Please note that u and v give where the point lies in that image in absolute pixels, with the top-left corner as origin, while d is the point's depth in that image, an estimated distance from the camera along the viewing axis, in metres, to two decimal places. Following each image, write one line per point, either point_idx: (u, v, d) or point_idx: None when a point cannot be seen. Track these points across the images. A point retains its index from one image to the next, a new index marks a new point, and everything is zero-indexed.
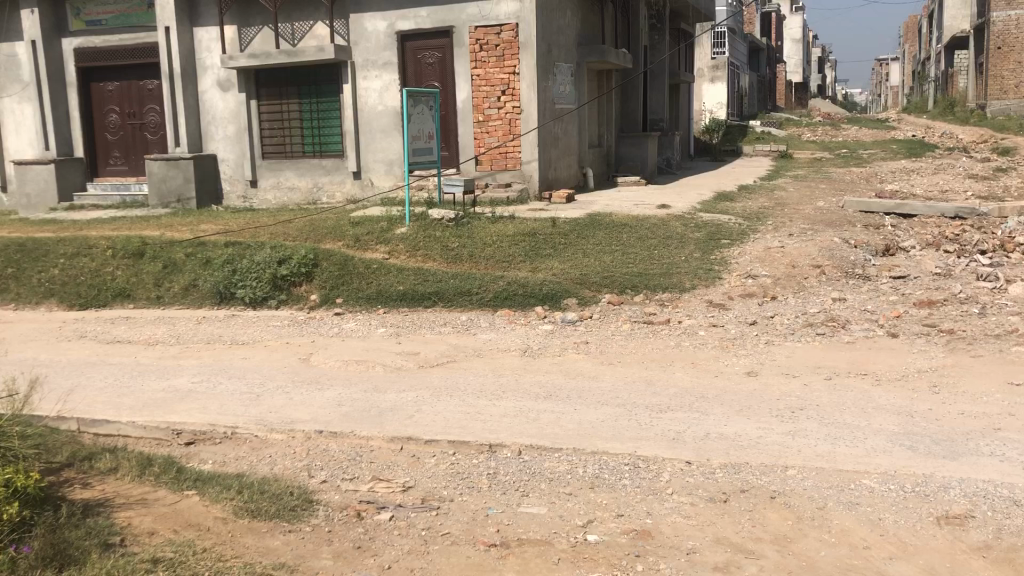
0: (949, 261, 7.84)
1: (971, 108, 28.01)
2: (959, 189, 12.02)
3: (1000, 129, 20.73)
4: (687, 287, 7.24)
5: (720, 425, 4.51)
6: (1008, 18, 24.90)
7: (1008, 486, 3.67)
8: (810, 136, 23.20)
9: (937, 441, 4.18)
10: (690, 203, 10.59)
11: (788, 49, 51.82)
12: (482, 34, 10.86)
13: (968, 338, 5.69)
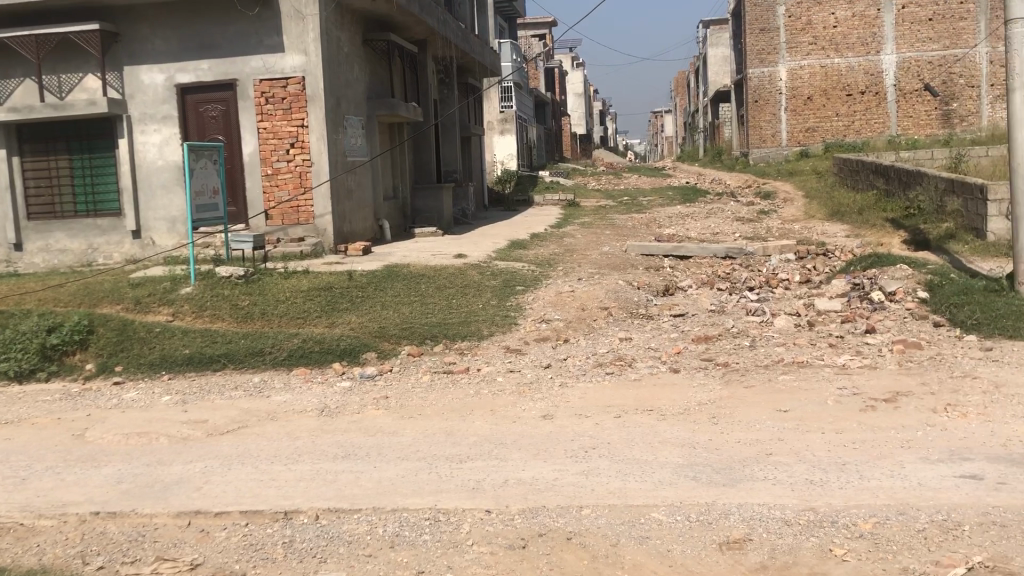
0: (722, 298, 8.43)
1: (736, 155, 30.49)
2: (728, 231, 12.99)
3: (762, 175, 22.63)
4: (485, 334, 7.34)
5: (518, 470, 4.57)
6: (763, 75, 27.14)
7: (780, 507, 3.93)
8: (595, 185, 24.36)
9: (717, 469, 4.43)
10: (485, 251, 10.81)
11: (572, 103, 54.50)
12: (267, 87, 10.68)
13: (741, 370, 6.12)
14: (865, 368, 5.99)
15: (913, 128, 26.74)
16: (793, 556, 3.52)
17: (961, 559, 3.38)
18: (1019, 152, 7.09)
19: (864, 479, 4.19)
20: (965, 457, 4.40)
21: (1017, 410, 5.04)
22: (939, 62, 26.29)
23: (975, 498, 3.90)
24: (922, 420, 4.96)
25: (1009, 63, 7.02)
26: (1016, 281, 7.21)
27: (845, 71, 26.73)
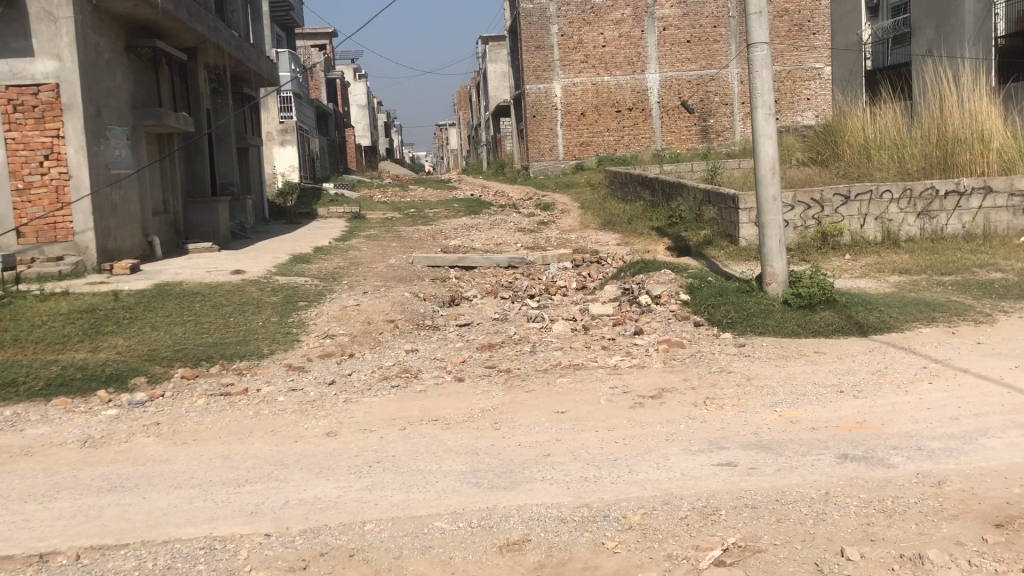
0: (505, 306, 8.66)
1: (517, 168, 31.41)
2: (510, 241, 13.34)
3: (541, 187, 23.44)
4: (265, 353, 7.12)
5: (299, 491, 4.46)
6: (540, 91, 27.98)
7: (558, 506, 4.08)
8: (381, 197, 24.25)
9: (498, 473, 4.53)
10: (265, 267, 10.48)
11: (356, 114, 54.03)
12: (15, 94, 9.82)
13: (522, 375, 6.31)
14: (634, 368, 6.35)
15: (676, 142, 28.69)
16: (568, 553, 3.66)
17: (718, 541, 3.64)
18: (764, 164, 7.78)
19: (633, 473, 4.43)
20: (722, 445, 4.78)
21: (765, 399, 5.53)
22: (697, 81, 28.40)
23: (730, 484, 4.24)
24: (685, 413, 5.33)
25: (754, 84, 7.66)
26: (764, 282, 7.92)
27: (615, 88, 28.24)
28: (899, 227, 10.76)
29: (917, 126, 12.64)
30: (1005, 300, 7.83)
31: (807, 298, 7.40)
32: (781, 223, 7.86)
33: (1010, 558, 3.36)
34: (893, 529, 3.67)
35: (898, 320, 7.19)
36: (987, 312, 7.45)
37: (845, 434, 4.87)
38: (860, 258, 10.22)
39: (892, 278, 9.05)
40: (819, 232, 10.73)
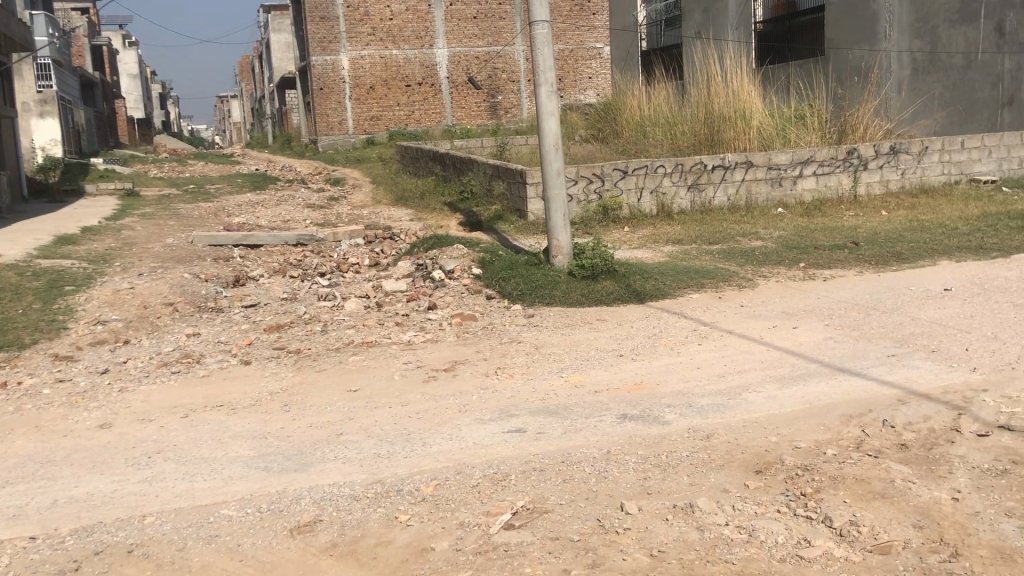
0: (294, 286, 8.44)
1: (305, 142, 30.57)
2: (298, 218, 12.99)
3: (331, 162, 22.95)
4: (27, 343, 6.54)
5: (69, 488, 4.15)
6: (326, 62, 27.24)
7: (350, 484, 4.04)
8: (157, 173, 22.79)
9: (288, 456, 4.42)
10: (24, 249, 9.60)
11: (126, 84, 50.52)
12: None
13: (312, 355, 6.17)
14: (428, 342, 6.39)
15: (465, 118, 28.98)
16: (360, 529, 3.64)
17: (508, 505, 3.75)
18: (547, 140, 8.00)
19: (427, 446, 4.47)
20: (512, 413, 4.91)
21: (552, 367, 5.74)
22: (484, 57, 28.79)
23: (519, 449, 4.37)
24: (477, 384, 5.43)
25: (535, 60, 7.83)
26: (550, 255, 8.18)
27: (403, 62, 28.04)
28: (672, 200, 11.43)
29: (686, 105, 13.43)
30: (764, 266, 8.53)
31: (590, 269, 7.72)
32: (565, 196, 8.12)
33: (768, 500, 3.68)
34: (667, 482, 3.92)
35: (672, 288, 7.66)
36: (749, 278, 8.08)
37: (625, 395, 5.15)
38: (638, 230, 10.76)
39: (667, 248, 9.61)
40: (600, 206, 11.18)
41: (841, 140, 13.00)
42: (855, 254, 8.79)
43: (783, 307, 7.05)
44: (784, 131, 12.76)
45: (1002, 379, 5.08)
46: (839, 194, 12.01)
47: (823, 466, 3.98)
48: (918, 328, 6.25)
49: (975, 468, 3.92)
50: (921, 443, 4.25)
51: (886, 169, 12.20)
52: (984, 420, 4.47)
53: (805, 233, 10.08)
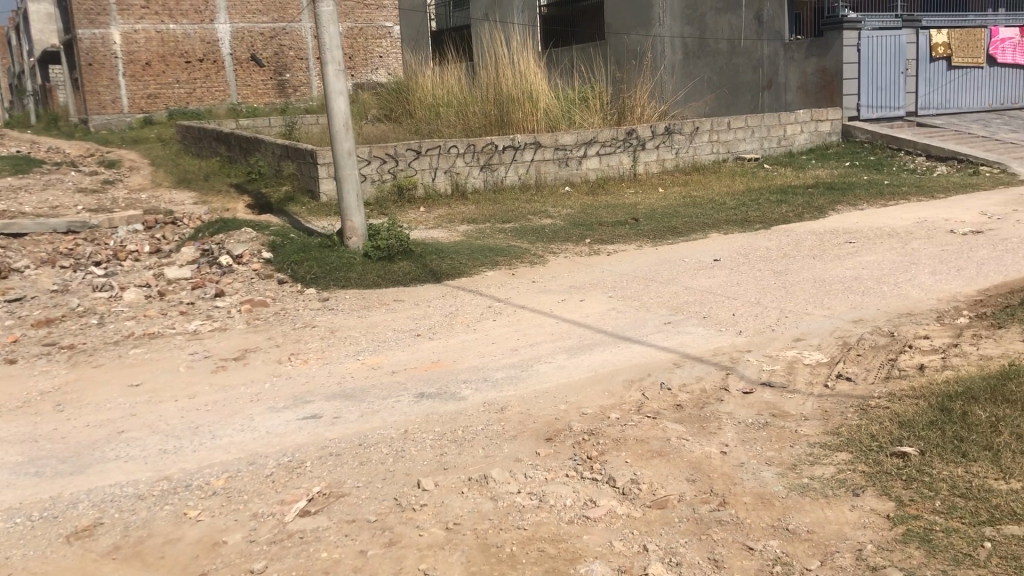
0: (65, 277, 7.85)
1: (74, 122, 28.27)
2: (67, 204, 12.04)
3: (104, 143, 21.39)
4: None
5: None
6: (93, 36, 25.28)
7: (133, 484, 3.84)
8: None
9: (63, 459, 4.14)
10: None
11: None
12: None
13: (88, 351, 5.78)
14: (215, 331, 6.15)
15: (252, 96, 27.96)
16: (146, 530, 3.47)
17: (302, 493, 3.70)
18: (337, 120, 7.85)
19: (217, 438, 4.32)
20: (306, 399, 4.84)
21: (347, 350, 5.69)
22: (270, 34, 27.94)
23: (314, 435, 4.32)
24: (269, 371, 5.30)
25: (321, 39, 7.66)
26: (344, 237, 8.05)
27: (182, 38, 26.51)
28: (466, 180, 11.57)
29: (476, 86, 13.61)
30: (554, 243, 8.84)
31: (385, 250, 7.70)
32: (357, 177, 8.01)
33: (556, 466, 3.85)
34: (462, 456, 4.01)
35: (467, 266, 7.78)
36: (540, 255, 8.34)
37: (421, 374, 5.20)
38: (433, 210, 10.80)
39: (461, 227, 9.74)
40: (395, 186, 11.12)
41: (620, 121, 13.67)
42: (635, 230, 9.28)
43: (571, 281, 7.36)
44: (569, 112, 13.23)
45: (764, 340, 5.57)
46: (621, 173, 12.62)
47: (607, 430, 4.21)
48: (692, 296, 6.72)
49: (741, 422, 4.29)
50: (695, 402, 4.59)
51: (662, 149, 12.96)
52: (749, 378, 4.90)
53: (591, 210, 10.52)
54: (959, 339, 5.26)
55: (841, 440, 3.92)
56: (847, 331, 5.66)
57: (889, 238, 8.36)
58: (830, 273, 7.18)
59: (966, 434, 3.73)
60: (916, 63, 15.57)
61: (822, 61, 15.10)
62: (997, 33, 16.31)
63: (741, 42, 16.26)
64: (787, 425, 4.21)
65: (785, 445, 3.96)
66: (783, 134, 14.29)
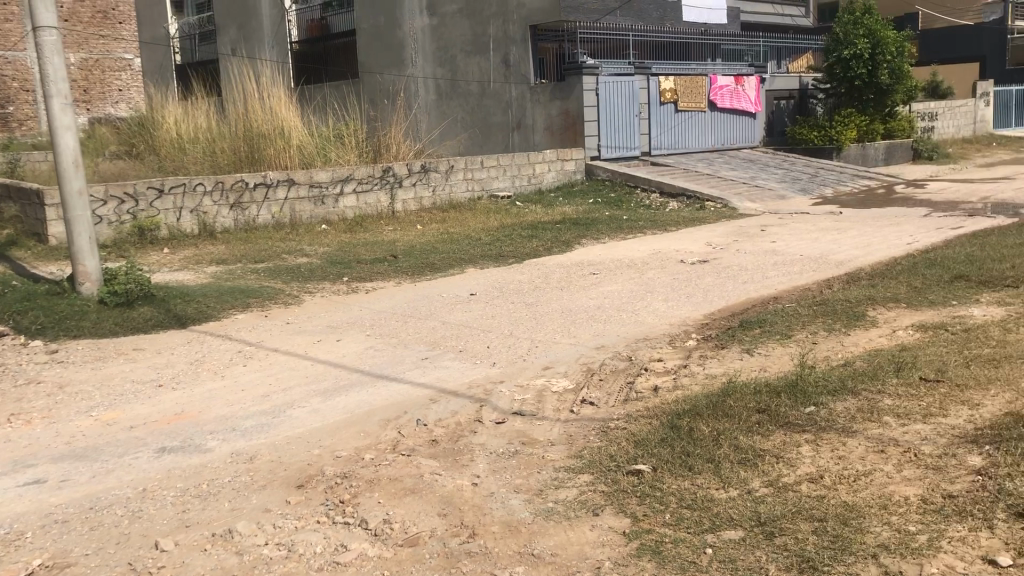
0: None
1: None
2: None
3: None
4: None
5: None
6: None
7: None
8: None
9: None
10: None
11: None
12: None
13: None
14: None
15: None
16: None
17: (21, 567, 3.36)
18: (64, 158, 7.29)
19: None
20: (29, 463, 4.40)
21: (79, 406, 5.25)
22: None
23: (37, 502, 3.94)
24: None
25: (43, 70, 7.10)
26: (75, 283, 7.44)
27: None
28: (215, 219, 11.11)
29: (225, 122, 13.18)
30: (309, 282, 8.67)
31: (123, 295, 7.20)
32: (89, 218, 7.48)
33: (307, 513, 3.75)
34: (206, 511, 3.81)
35: (216, 309, 7.46)
36: (294, 294, 8.17)
37: (162, 427, 4.88)
38: (179, 251, 10.26)
39: (210, 268, 9.33)
40: (135, 227, 10.44)
41: (376, 159, 13.74)
42: (392, 267, 9.31)
43: (328, 320, 7.26)
44: (323, 149, 13.10)
45: (516, 370, 5.75)
46: (378, 211, 12.62)
47: (360, 471, 4.16)
48: (448, 331, 6.82)
49: (493, 452, 4.39)
50: (449, 436, 4.65)
51: (419, 186, 13.13)
52: (501, 409, 5.03)
53: (348, 248, 10.43)
54: (688, 360, 5.72)
55: (584, 463, 4.12)
56: (591, 357, 5.97)
57: (628, 269, 8.94)
58: (576, 303, 7.57)
59: (692, 449, 4.04)
60: (648, 107, 16.88)
61: (564, 103, 15.96)
62: (714, 81, 18.11)
63: (491, 84, 17.00)
64: (535, 452, 4.37)
65: (533, 472, 4.10)
66: (532, 172, 14.91)
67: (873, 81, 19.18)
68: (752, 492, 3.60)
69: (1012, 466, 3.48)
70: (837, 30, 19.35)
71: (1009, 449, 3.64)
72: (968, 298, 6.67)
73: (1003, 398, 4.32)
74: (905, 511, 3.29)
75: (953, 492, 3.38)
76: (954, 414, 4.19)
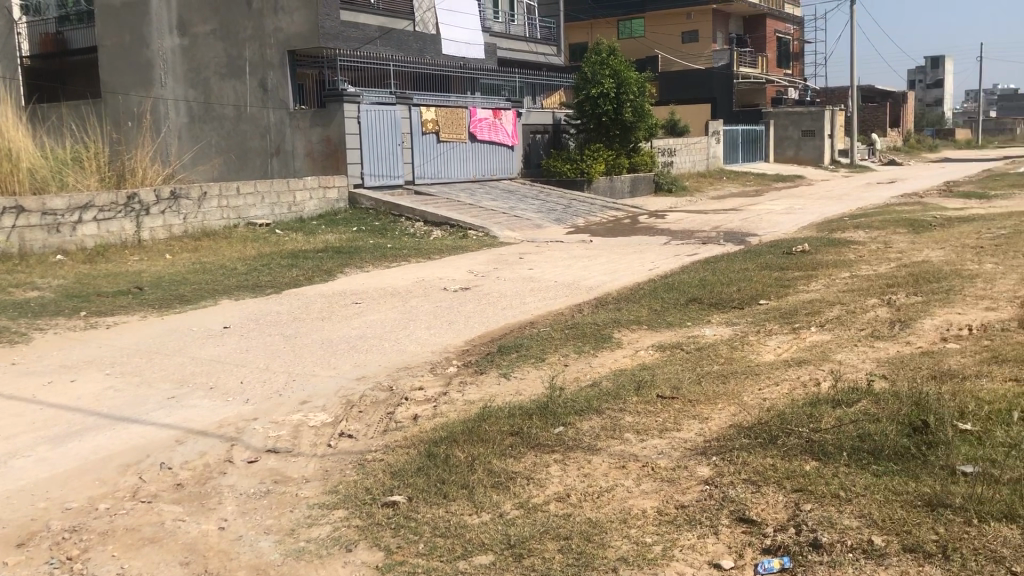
0: None
1: None
2: None
3: None
4: None
5: None
6: None
7: None
8: None
9: None
10: None
11: None
12: None
13: None
14: None
15: None
16: None
17: None
18: None
19: None
20: None
21: None
22: None
23: None
24: None
25: None
26: None
27: None
28: None
29: None
30: (40, 318, 7.93)
31: None
32: None
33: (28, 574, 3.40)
34: None
35: None
36: (22, 332, 7.43)
37: None
38: None
39: None
40: None
41: (120, 184, 12.88)
42: (138, 299, 8.74)
43: (61, 360, 6.66)
44: (59, 173, 12.11)
45: (270, 406, 5.54)
46: (123, 239, 11.80)
47: (93, 524, 3.84)
48: (198, 367, 6.47)
49: (242, 494, 4.19)
50: (196, 479, 4.40)
51: (168, 214, 12.44)
52: (253, 447, 4.83)
53: (88, 279, 9.67)
54: (447, 387, 5.76)
55: (339, 498, 4.03)
56: (350, 389, 5.87)
57: (390, 297, 8.93)
58: (337, 334, 7.45)
59: (447, 476, 4.07)
60: (411, 137, 17.01)
61: (326, 130, 15.73)
62: (474, 113, 18.60)
63: (247, 109, 16.48)
64: (288, 489, 4.22)
65: (285, 510, 3.96)
66: (292, 200, 14.50)
67: (618, 118, 20.50)
68: (503, 516, 3.68)
69: (735, 474, 3.79)
70: (585, 69, 20.53)
71: (732, 458, 3.97)
72: (701, 319, 7.24)
73: (728, 411, 4.71)
74: (643, 524, 3.49)
75: (684, 502, 3.63)
76: (686, 428, 4.52)
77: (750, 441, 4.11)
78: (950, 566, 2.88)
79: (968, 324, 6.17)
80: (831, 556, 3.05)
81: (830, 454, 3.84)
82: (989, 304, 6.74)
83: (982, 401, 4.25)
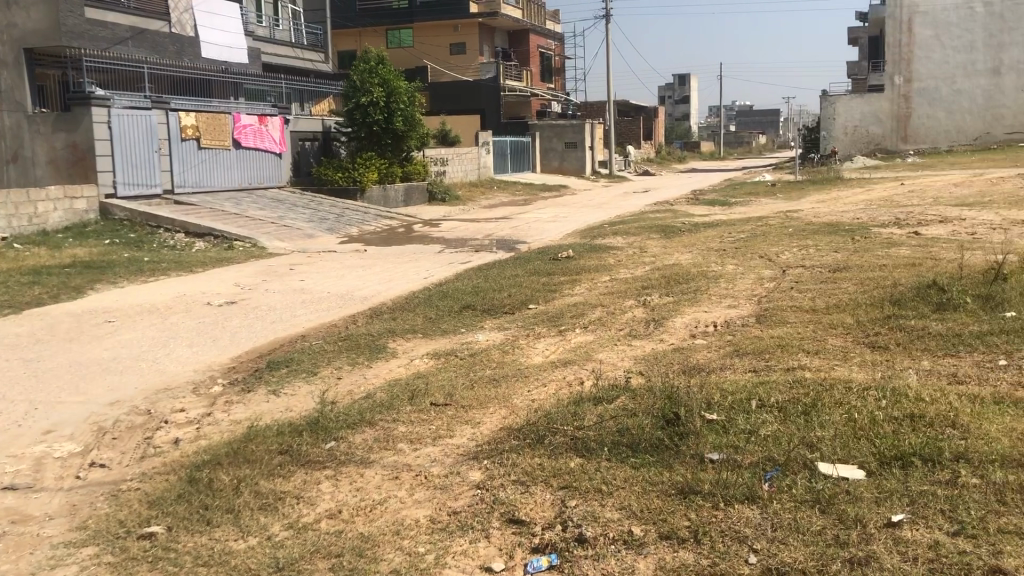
0: None
1: None
2: None
3: None
4: None
5: None
6: None
7: None
8: None
9: None
10: None
11: None
12: None
13: None
14: None
15: None
16: None
17: None
18: None
19: None
20: None
21: None
22: None
23: None
24: None
25: None
26: None
27: None
28: None
29: None
30: None
31: None
32: None
33: None
34: None
35: None
36: None
37: None
38: None
39: None
40: None
41: None
42: None
43: None
44: None
45: (8, 439, 5.01)
46: None
47: None
48: None
49: None
50: None
51: None
52: None
53: None
54: (212, 408, 5.47)
55: (88, 534, 3.71)
56: (101, 415, 5.43)
57: (148, 314, 8.37)
58: (86, 356, 6.87)
59: (210, 501, 3.87)
60: (169, 143, 16.07)
61: (71, 136, 14.51)
62: (238, 120, 17.89)
63: None
64: (28, 529, 3.83)
65: (25, 553, 3.59)
66: (34, 211, 13.08)
67: (389, 127, 20.47)
68: (272, 538, 3.54)
69: (505, 476, 3.87)
70: (354, 77, 20.31)
71: (502, 461, 4.05)
72: (473, 325, 7.35)
73: (498, 414, 4.81)
74: (415, 534, 3.48)
75: (456, 509, 3.65)
76: (459, 434, 4.56)
77: (519, 443, 4.22)
78: (700, 549, 3.08)
79: (713, 321, 6.68)
80: (595, 549, 3.18)
81: (592, 450, 4.02)
82: (731, 303, 7.34)
83: (725, 392, 4.61)
